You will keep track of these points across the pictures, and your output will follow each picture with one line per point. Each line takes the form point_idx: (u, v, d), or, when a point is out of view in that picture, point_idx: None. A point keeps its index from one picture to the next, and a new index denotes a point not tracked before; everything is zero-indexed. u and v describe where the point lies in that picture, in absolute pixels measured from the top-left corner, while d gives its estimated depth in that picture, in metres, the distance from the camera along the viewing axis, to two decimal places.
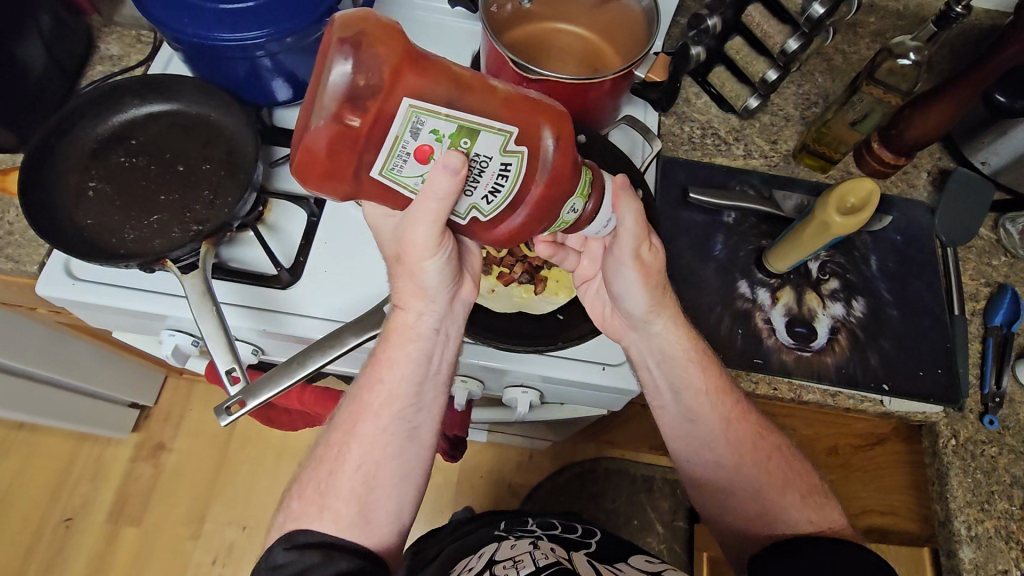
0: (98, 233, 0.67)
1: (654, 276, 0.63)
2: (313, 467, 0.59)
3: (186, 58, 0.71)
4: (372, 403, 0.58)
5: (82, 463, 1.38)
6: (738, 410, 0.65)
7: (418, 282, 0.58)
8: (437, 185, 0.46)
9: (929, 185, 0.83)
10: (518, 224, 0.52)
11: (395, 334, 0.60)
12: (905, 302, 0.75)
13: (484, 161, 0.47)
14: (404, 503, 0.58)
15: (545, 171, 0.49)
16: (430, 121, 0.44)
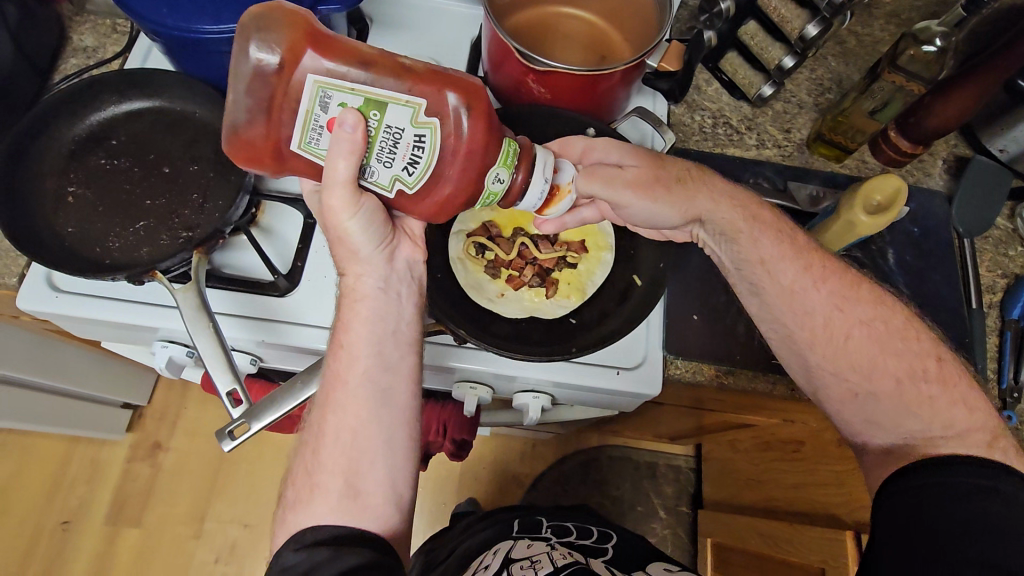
0: (80, 242, 0.63)
1: (655, 187, 0.62)
2: (297, 453, 0.54)
3: (168, 53, 0.66)
4: (331, 370, 0.54)
5: (76, 465, 1.35)
6: (820, 276, 0.60)
7: (352, 242, 0.53)
8: (337, 150, 0.47)
9: (945, 173, 0.80)
10: (443, 196, 0.51)
11: (344, 302, 0.55)
12: (923, 296, 0.73)
13: (397, 133, 0.48)
14: (395, 467, 0.53)
15: (460, 139, 0.49)
16: (338, 95, 0.46)
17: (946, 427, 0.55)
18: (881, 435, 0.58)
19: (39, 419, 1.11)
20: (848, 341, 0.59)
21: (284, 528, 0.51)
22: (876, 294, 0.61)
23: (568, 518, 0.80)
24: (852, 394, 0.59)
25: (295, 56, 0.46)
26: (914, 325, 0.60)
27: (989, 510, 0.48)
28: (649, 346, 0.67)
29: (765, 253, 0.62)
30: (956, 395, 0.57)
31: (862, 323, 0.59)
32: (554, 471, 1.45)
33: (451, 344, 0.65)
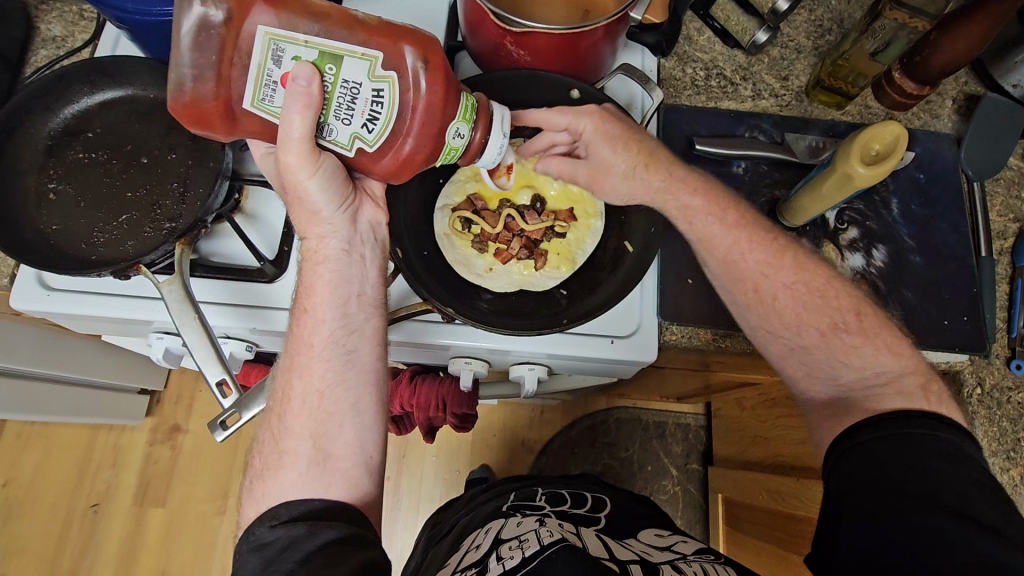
0: (64, 240, 0.63)
1: (605, 181, 0.64)
2: (264, 421, 0.55)
3: (135, 39, 0.64)
4: (297, 334, 0.54)
5: (100, 451, 1.40)
6: (748, 248, 0.61)
7: (312, 205, 0.52)
8: (292, 104, 0.45)
9: (954, 114, 0.76)
10: (407, 152, 0.50)
11: (306, 266, 0.55)
12: (928, 246, 0.70)
13: (354, 87, 0.47)
14: (363, 430, 0.54)
15: (420, 93, 0.48)
16: (291, 47, 0.45)
17: (878, 374, 0.56)
18: (820, 387, 0.58)
19: (55, 410, 1.14)
20: (775, 303, 0.59)
21: (252, 497, 0.52)
22: (799, 259, 0.61)
23: (566, 486, 0.81)
24: (788, 349, 0.60)
25: (241, 7, 0.43)
26: (836, 283, 0.60)
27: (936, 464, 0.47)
28: (644, 313, 0.66)
29: (702, 232, 0.62)
30: (878, 342, 0.57)
31: (786, 285, 0.60)
32: (563, 436, 1.47)
33: (439, 322, 0.65)
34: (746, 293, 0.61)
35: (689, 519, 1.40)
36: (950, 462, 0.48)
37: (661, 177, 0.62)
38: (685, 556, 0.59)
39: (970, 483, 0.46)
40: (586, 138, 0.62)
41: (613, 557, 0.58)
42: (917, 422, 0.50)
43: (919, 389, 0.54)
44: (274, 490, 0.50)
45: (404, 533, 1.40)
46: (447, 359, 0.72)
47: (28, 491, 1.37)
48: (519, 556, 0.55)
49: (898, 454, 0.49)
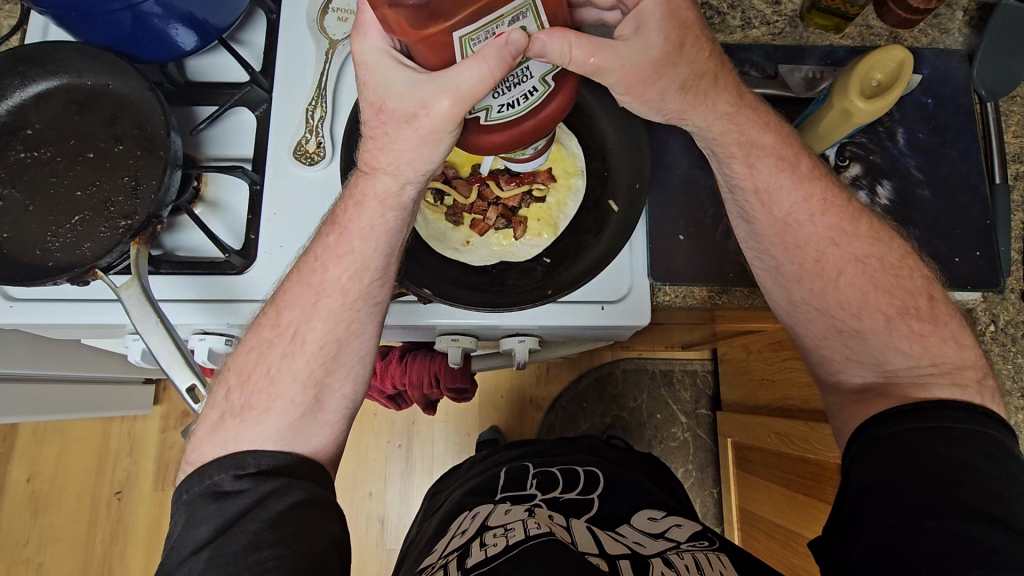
0: (17, 248, 0.60)
1: (654, 85, 0.50)
2: (258, 349, 0.55)
3: (62, 25, 0.59)
4: (332, 273, 0.54)
5: (115, 441, 1.41)
6: (819, 207, 0.56)
7: (406, 149, 0.49)
8: (491, 73, 0.40)
9: (965, 28, 0.69)
10: (499, 147, 0.49)
11: (370, 202, 0.53)
12: (938, 177, 0.65)
13: (525, 77, 0.44)
14: (357, 384, 0.58)
15: (552, 111, 0.48)
16: (529, 18, 0.40)
17: (936, 364, 0.53)
18: (861, 372, 0.56)
19: (58, 409, 1.14)
20: (840, 278, 0.56)
21: (223, 433, 0.53)
22: (875, 229, 0.56)
23: (556, 460, 0.84)
24: (837, 331, 0.56)
25: None
26: (911, 261, 0.56)
27: (968, 462, 0.46)
28: (635, 275, 0.62)
29: (762, 179, 0.56)
30: (945, 332, 0.55)
31: (857, 259, 0.55)
32: (570, 392, 1.46)
33: (419, 303, 0.62)
34: (803, 263, 0.57)
35: (700, 464, 1.41)
36: (985, 457, 0.47)
37: (729, 101, 0.55)
38: (678, 546, 0.62)
39: (1003, 483, 0.46)
40: (646, 11, 0.46)
41: (603, 552, 0.61)
42: (943, 414, 0.49)
43: (977, 384, 0.52)
44: (251, 435, 0.52)
45: (420, 496, 1.43)
46: (433, 337, 0.70)
47: (52, 484, 1.40)
48: (505, 543, 0.61)
49: (918, 446, 0.48)
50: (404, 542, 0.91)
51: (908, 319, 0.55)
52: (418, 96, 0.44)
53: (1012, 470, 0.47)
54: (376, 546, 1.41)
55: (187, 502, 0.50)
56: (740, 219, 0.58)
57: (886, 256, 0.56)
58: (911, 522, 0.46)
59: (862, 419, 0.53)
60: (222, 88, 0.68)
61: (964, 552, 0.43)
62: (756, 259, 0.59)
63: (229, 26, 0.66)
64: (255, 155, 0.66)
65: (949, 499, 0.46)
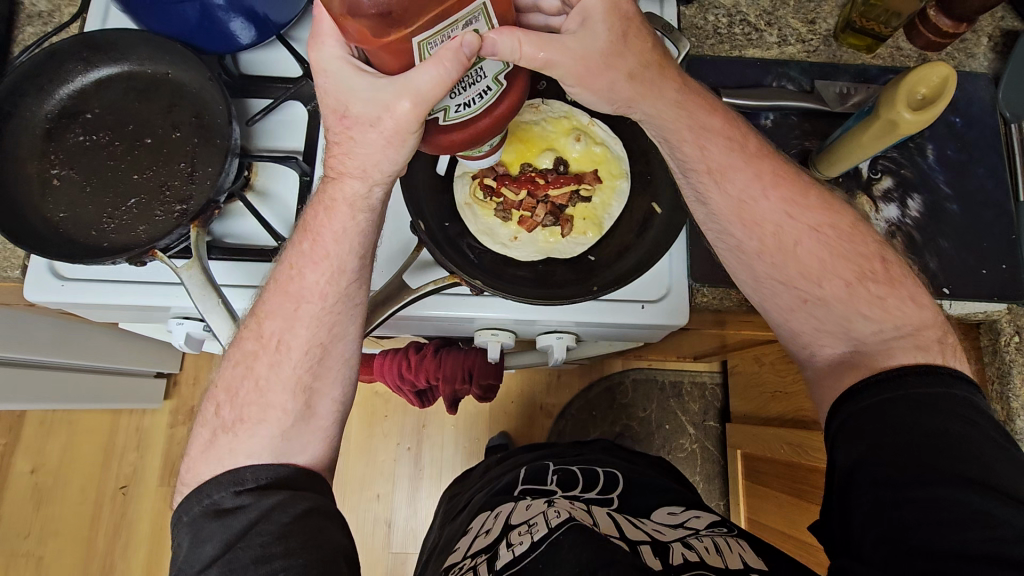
0: (73, 228, 0.61)
1: (604, 75, 0.53)
2: (241, 361, 0.56)
3: (131, 12, 0.61)
4: (310, 279, 0.55)
5: (122, 435, 1.41)
6: (771, 181, 0.57)
7: (372, 154, 0.50)
8: (450, 71, 0.42)
9: (990, 53, 0.72)
10: (457, 146, 0.50)
11: (341, 208, 0.53)
12: (965, 193, 0.68)
13: (479, 76, 0.46)
14: (346, 388, 0.59)
15: (504, 109, 0.50)
16: (481, 22, 0.43)
17: (896, 327, 0.54)
18: (831, 343, 0.56)
19: (73, 398, 1.14)
20: (798, 247, 0.56)
21: (218, 448, 0.54)
22: (825, 200, 0.57)
23: (576, 460, 0.85)
24: (802, 301, 0.57)
25: None
26: (862, 227, 0.57)
27: (946, 428, 0.47)
28: (675, 275, 0.64)
29: (712, 160, 0.57)
30: (902, 292, 0.55)
31: (812, 229, 0.56)
32: (580, 400, 1.47)
33: (467, 295, 0.64)
34: (762, 238, 0.57)
35: (708, 475, 1.42)
36: (957, 420, 0.48)
37: (677, 89, 0.57)
38: (698, 532, 0.64)
39: (981, 443, 0.46)
40: (590, 6, 0.49)
41: (625, 537, 0.63)
42: (915, 381, 0.50)
43: (937, 344, 0.53)
44: (246, 448, 0.53)
45: (428, 500, 1.42)
46: (472, 332, 0.71)
47: (55, 477, 1.38)
48: (531, 541, 0.62)
49: (887, 418, 0.49)
50: (424, 548, 0.92)
51: (914, 305, 0.55)
52: (381, 99, 0.45)
53: (987, 428, 0.48)
54: (382, 549, 1.40)
55: (188, 525, 0.50)
56: (698, 202, 0.59)
57: (839, 222, 0.57)
58: (894, 494, 0.47)
59: (838, 394, 0.54)
60: (277, 82, 0.69)
61: (950, 517, 0.44)
62: (718, 240, 0.60)
63: (287, 23, 0.68)
64: (306, 148, 0.68)
65: (921, 464, 0.46)
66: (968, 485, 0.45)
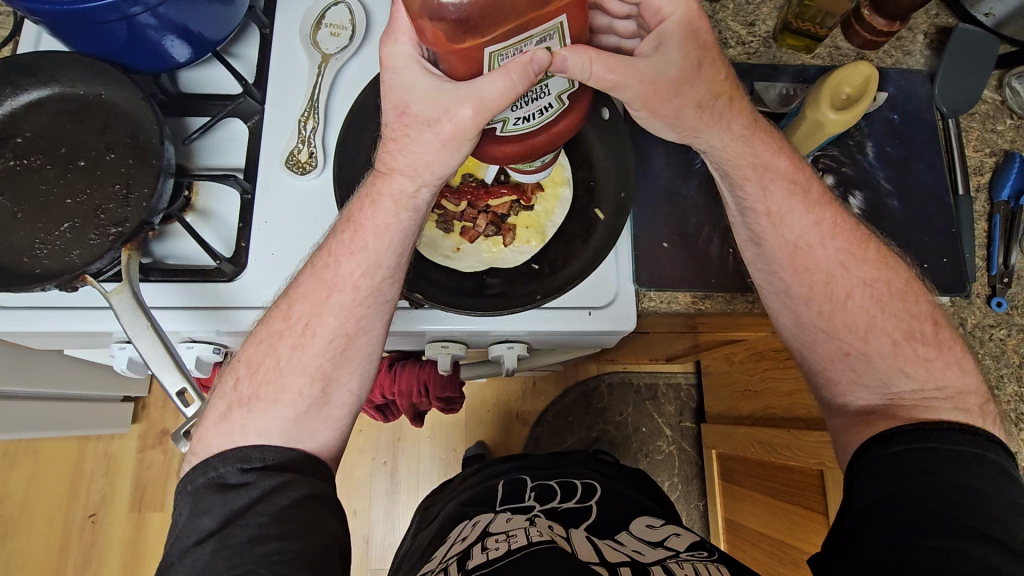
0: (4, 255, 0.59)
1: (672, 101, 0.52)
2: (269, 343, 0.55)
3: (56, 35, 0.59)
4: (345, 269, 0.55)
5: (90, 462, 1.38)
6: (830, 230, 0.57)
7: (422, 155, 0.52)
8: (515, 85, 0.42)
9: (926, 50, 0.74)
10: (513, 158, 0.50)
11: (386, 201, 0.54)
12: (906, 189, 0.69)
13: (542, 94, 0.46)
14: (364, 382, 0.58)
15: (562, 129, 0.50)
16: (557, 42, 0.43)
17: (938, 389, 0.55)
18: (865, 394, 0.56)
19: (33, 427, 1.12)
20: (848, 301, 0.57)
21: (229, 423, 0.53)
22: (882, 254, 0.58)
23: (553, 474, 0.84)
24: (843, 353, 0.57)
25: None
26: (915, 286, 0.58)
27: (972, 486, 0.47)
28: (620, 281, 0.64)
29: (773, 202, 0.57)
30: (950, 357, 0.56)
31: (864, 283, 0.57)
32: (556, 406, 1.47)
33: (410, 309, 0.63)
34: (811, 287, 0.57)
35: (686, 476, 1.42)
36: (986, 480, 0.48)
37: (745, 123, 0.57)
38: (678, 555, 0.61)
39: (1003, 507, 0.47)
40: (669, 30, 0.48)
41: (604, 561, 0.61)
42: (950, 435, 0.50)
43: (976, 409, 0.54)
44: (258, 427, 0.53)
45: (405, 514, 1.41)
46: (423, 344, 0.70)
47: (21, 508, 1.35)
48: (507, 547, 0.61)
49: (921, 466, 0.49)
50: (396, 555, 0.90)
51: (949, 363, 0.55)
52: (443, 102, 0.46)
53: (1013, 494, 0.48)
54: (360, 566, 1.38)
55: (192, 495, 0.49)
56: (750, 241, 0.59)
57: (893, 281, 0.57)
58: (909, 540, 0.47)
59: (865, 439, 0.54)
60: (214, 100, 0.68)
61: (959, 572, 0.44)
62: (765, 282, 0.59)
63: (223, 40, 0.67)
64: (247, 164, 0.67)
65: (943, 515, 0.47)
66: (982, 538, 0.45)
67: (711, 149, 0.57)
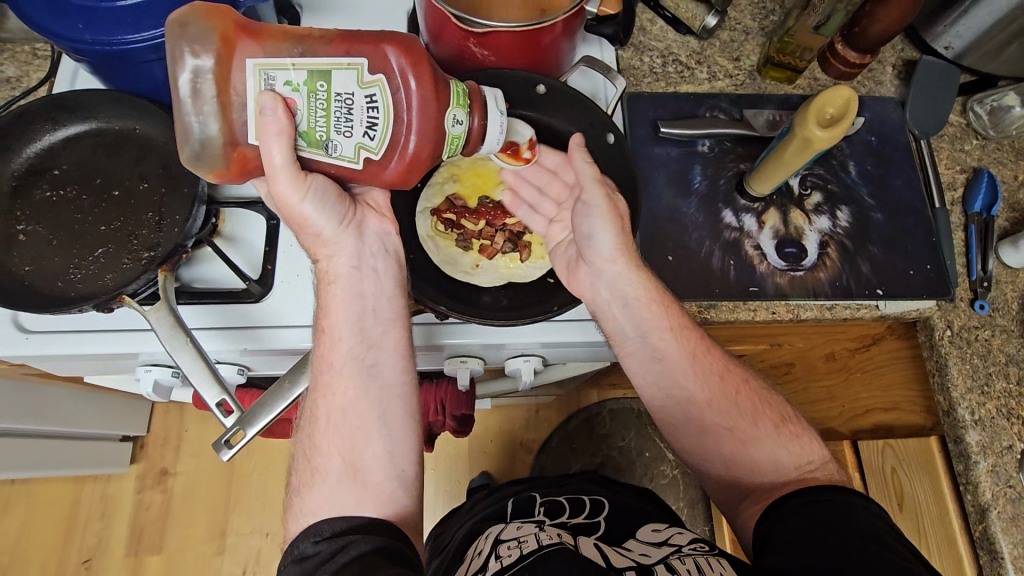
0: (40, 279, 0.61)
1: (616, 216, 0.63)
2: (297, 438, 0.57)
3: (97, 72, 0.63)
4: (319, 354, 0.57)
5: (85, 505, 1.34)
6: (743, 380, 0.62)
7: (315, 229, 0.57)
8: (269, 137, 0.49)
9: (895, 79, 0.81)
10: (411, 155, 0.52)
11: (321, 287, 0.59)
12: (887, 203, 0.74)
13: (347, 98, 0.50)
14: (394, 443, 0.56)
15: (411, 92, 0.50)
16: (281, 74, 0.49)
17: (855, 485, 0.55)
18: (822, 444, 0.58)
19: (33, 465, 1.10)
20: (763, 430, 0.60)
21: (291, 514, 0.54)
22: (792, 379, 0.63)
23: (562, 491, 0.84)
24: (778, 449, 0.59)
25: (230, 47, 0.48)
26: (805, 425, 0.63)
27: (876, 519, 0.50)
28: None
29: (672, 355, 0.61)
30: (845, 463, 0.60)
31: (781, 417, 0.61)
32: (560, 433, 1.46)
33: (434, 322, 0.66)
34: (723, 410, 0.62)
35: (693, 499, 1.35)
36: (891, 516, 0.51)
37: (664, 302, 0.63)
38: (680, 550, 0.63)
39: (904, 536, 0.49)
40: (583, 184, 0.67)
41: (610, 565, 0.61)
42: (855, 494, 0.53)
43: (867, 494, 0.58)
44: (307, 510, 0.52)
45: None
46: (442, 361, 0.73)
47: (11, 556, 1.30)
48: (519, 552, 0.62)
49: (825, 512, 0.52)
50: None
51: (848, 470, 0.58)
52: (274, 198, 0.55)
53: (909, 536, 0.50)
54: None
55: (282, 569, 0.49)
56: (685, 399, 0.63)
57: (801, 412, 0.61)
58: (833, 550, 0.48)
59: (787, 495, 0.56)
60: None
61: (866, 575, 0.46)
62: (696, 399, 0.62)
63: None
64: None
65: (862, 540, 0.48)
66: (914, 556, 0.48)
67: (620, 277, 0.62)
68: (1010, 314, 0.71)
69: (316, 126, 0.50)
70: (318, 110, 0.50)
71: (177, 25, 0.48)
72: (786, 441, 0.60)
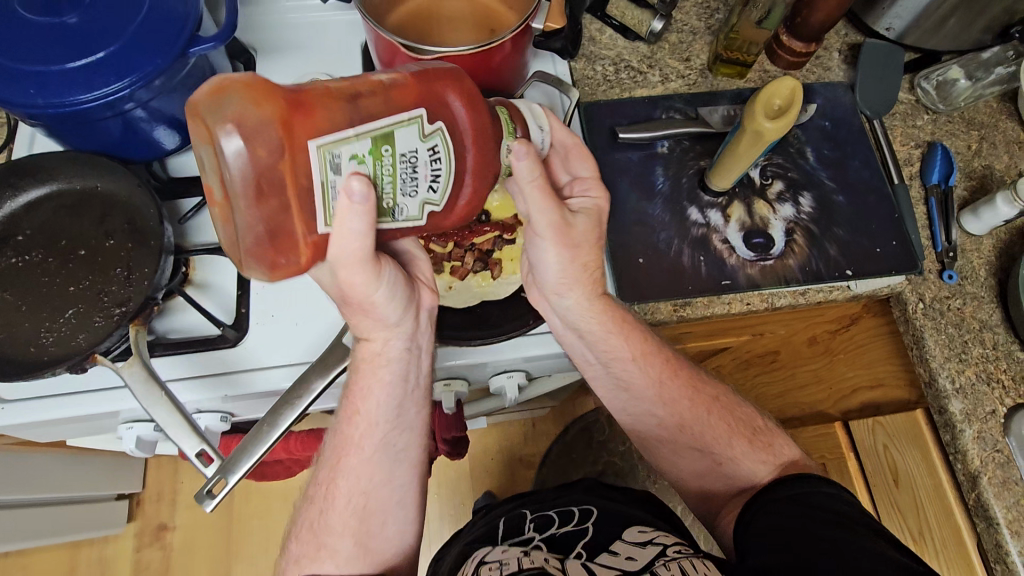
0: (11, 346, 0.61)
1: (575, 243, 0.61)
2: (306, 506, 0.61)
3: (52, 133, 0.64)
4: (353, 436, 0.60)
5: (83, 569, 1.31)
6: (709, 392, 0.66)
7: (381, 314, 0.57)
8: (355, 220, 0.45)
9: (842, 64, 0.83)
10: (472, 196, 0.51)
11: (364, 367, 0.60)
12: (848, 185, 0.76)
13: (413, 156, 0.46)
14: (403, 524, 0.62)
15: (466, 124, 0.48)
16: (348, 149, 0.42)
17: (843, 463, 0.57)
18: None
19: (26, 535, 1.08)
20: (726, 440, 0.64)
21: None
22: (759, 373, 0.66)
23: (557, 501, 0.83)
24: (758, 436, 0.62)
25: (290, 131, 0.40)
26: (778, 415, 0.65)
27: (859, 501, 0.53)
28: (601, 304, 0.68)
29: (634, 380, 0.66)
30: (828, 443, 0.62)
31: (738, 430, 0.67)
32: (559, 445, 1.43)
33: None
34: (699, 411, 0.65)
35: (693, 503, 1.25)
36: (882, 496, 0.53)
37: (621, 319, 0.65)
38: (664, 554, 0.62)
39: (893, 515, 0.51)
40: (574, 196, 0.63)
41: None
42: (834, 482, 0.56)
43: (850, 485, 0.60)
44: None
45: None
46: None
47: None
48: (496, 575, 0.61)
49: (802, 506, 0.54)
50: None
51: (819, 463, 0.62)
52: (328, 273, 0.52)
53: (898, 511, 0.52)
54: None
55: None
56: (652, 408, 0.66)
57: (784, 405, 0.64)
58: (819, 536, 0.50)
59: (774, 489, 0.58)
60: None
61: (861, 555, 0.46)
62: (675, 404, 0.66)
63: None
64: None
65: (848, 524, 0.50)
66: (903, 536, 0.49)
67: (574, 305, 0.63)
68: (979, 281, 0.72)
69: (383, 194, 0.46)
70: (385, 176, 0.45)
71: (209, 111, 0.39)
72: (757, 453, 0.63)
